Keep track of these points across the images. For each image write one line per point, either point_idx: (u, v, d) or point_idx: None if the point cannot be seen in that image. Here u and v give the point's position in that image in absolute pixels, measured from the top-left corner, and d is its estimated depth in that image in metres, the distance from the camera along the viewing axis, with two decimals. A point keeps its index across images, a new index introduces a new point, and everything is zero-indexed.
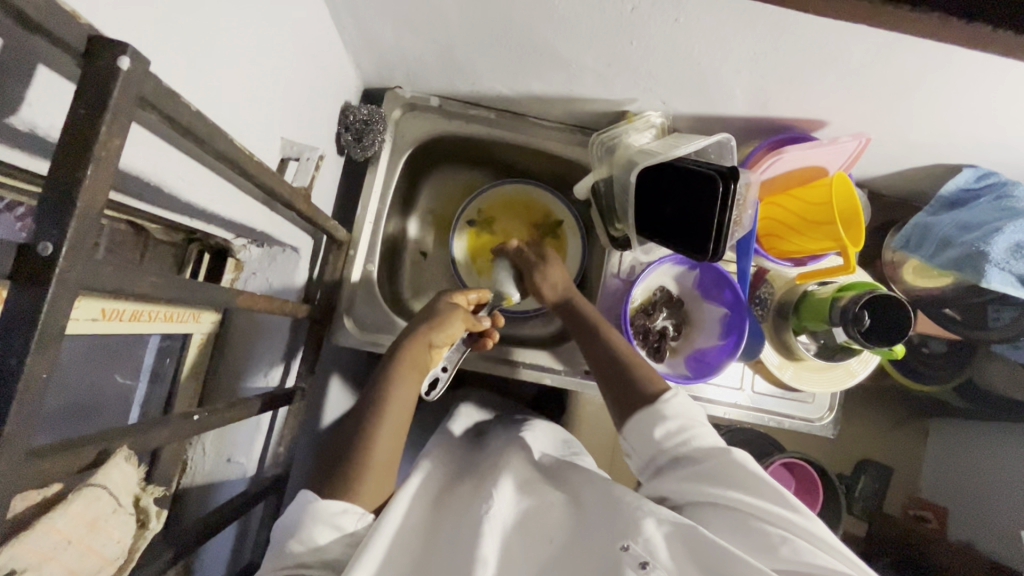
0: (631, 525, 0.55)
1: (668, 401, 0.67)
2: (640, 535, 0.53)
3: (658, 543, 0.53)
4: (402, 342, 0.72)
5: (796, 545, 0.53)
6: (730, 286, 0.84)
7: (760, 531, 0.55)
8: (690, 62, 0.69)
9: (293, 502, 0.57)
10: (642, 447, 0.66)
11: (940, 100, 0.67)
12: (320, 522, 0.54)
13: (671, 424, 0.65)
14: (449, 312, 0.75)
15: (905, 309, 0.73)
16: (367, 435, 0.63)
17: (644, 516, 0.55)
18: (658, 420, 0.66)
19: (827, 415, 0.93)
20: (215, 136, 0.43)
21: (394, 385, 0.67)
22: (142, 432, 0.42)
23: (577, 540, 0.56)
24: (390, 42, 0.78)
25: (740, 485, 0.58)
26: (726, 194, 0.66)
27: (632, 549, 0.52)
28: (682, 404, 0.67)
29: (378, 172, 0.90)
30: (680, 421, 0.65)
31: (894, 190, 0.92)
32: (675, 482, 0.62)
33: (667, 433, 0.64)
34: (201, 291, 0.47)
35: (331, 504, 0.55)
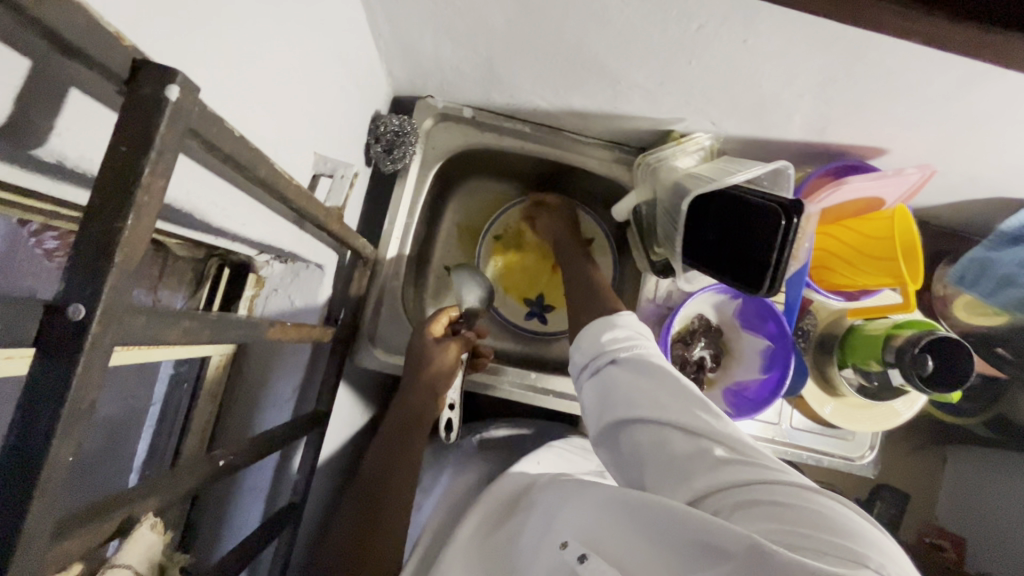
0: (573, 520, 0.51)
1: (619, 315, 0.63)
2: (580, 531, 0.48)
3: (598, 528, 0.48)
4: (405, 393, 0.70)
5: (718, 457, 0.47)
6: (776, 318, 0.80)
7: (695, 448, 0.48)
8: (751, 83, 0.65)
9: None
10: (584, 350, 0.62)
11: (1017, 134, 0.63)
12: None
13: (620, 333, 0.61)
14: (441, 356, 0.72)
15: (970, 354, 0.68)
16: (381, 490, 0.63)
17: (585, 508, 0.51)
18: (608, 328, 0.62)
19: (868, 453, 0.89)
20: (256, 162, 0.38)
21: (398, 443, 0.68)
22: (166, 487, 0.38)
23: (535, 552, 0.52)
24: (428, 50, 0.74)
25: (678, 406, 0.51)
26: (788, 228, 0.62)
27: (571, 546, 0.47)
28: (630, 322, 0.63)
29: (406, 185, 0.86)
30: (630, 332, 0.61)
31: (946, 220, 0.88)
32: (602, 400, 0.57)
33: (612, 340, 0.60)
34: (237, 330, 0.43)
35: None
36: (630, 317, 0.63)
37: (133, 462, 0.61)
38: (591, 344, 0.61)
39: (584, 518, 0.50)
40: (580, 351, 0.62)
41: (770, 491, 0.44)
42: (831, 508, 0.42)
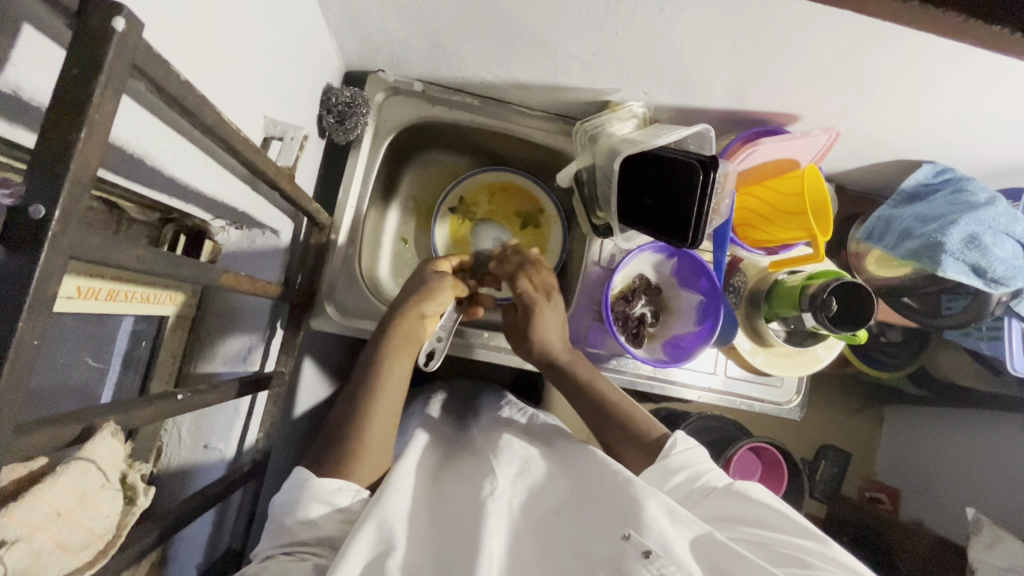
0: (640, 511, 0.54)
1: (671, 454, 0.66)
2: (647, 529, 0.52)
3: (672, 537, 0.52)
4: (396, 314, 0.73)
5: (811, 565, 0.52)
6: (706, 274, 0.86)
7: (788, 555, 0.54)
8: (673, 52, 0.71)
9: (290, 480, 0.58)
10: None
11: (903, 98, 0.71)
12: (318, 501, 0.55)
13: (680, 477, 0.64)
14: (438, 282, 0.77)
15: (871, 297, 0.77)
16: (369, 392, 0.66)
17: (651, 501, 0.55)
18: (666, 476, 0.64)
19: (794, 398, 0.97)
20: (203, 108, 0.42)
21: (388, 358, 0.70)
22: (127, 408, 0.41)
23: (586, 526, 0.55)
24: (375, 23, 0.77)
25: (772, 519, 0.57)
26: (706, 183, 0.69)
27: (635, 538, 0.51)
28: (686, 452, 0.66)
29: (360, 157, 0.90)
30: (688, 471, 0.64)
31: (858, 183, 0.97)
32: None
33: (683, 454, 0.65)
34: (191, 270, 0.46)
35: (324, 484, 0.56)
36: (688, 446, 0.66)
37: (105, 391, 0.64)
38: (659, 480, 0.65)
39: (653, 514, 0.53)
40: None
41: None
42: None
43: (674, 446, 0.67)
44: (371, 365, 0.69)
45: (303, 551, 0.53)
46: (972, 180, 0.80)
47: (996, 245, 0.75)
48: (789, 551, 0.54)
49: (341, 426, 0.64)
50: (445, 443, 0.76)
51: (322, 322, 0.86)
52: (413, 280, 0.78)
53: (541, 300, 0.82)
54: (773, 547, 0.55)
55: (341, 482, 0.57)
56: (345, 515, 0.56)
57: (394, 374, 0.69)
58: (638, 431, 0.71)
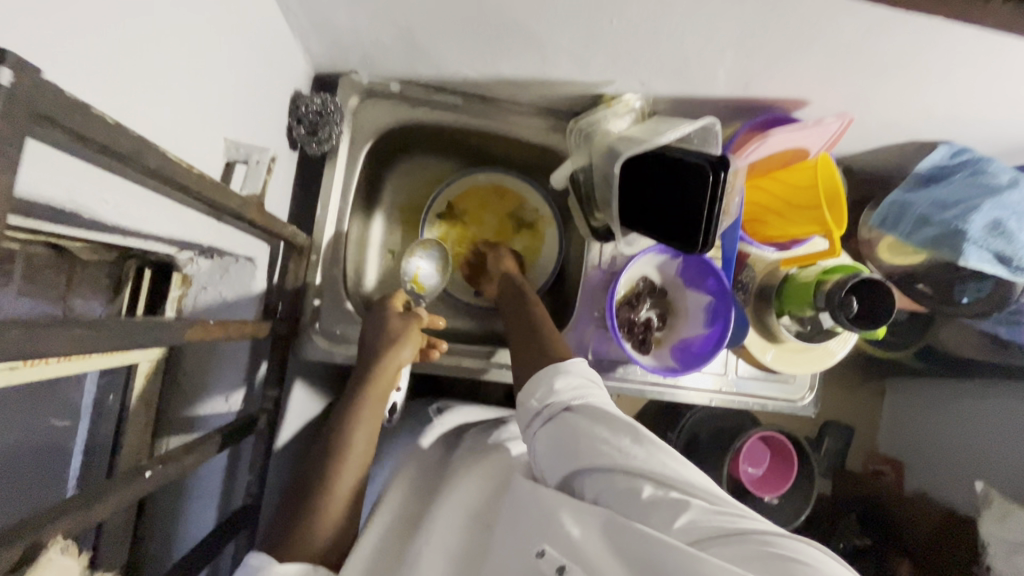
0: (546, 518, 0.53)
1: (565, 367, 0.64)
2: (554, 533, 0.51)
3: (582, 541, 0.50)
4: (366, 366, 0.67)
5: (688, 510, 0.50)
6: (715, 275, 0.82)
7: (665, 499, 0.51)
8: (673, 40, 0.65)
9: (241, 567, 0.51)
10: (529, 403, 0.63)
11: (923, 77, 0.66)
12: None
13: (568, 388, 0.62)
14: (404, 330, 0.71)
15: (891, 293, 0.73)
16: (341, 442, 0.61)
17: (563, 509, 0.53)
18: (553, 380, 0.63)
19: (807, 394, 0.94)
20: (141, 150, 0.35)
21: (357, 408, 0.64)
22: (80, 504, 0.36)
23: (501, 545, 0.54)
24: (342, 22, 0.70)
25: (645, 456, 0.54)
26: (717, 184, 0.64)
27: (549, 554, 0.50)
28: (581, 369, 0.64)
29: (336, 168, 0.83)
30: (577, 388, 0.62)
31: (867, 165, 0.92)
32: (561, 451, 0.58)
33: (564, 390, 0.62)
34: (146, 334, 0.41)
35: (282, 569, 0.50)
36: (582, 366, 0.65)
37: (66, 475, 0.59)
38: (542, 392, 0.63)
39: (562, 521, 0.52)
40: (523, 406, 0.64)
41: (749, 535, 0.47)
42: (795, 560, 0.44)
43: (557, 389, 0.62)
44: (341, 415, 0.63)
45: None
46: (992, 161, 0.76)
47: (1020, 231, 0.72)
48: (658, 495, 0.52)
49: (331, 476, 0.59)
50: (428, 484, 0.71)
51: (310, 350, 0.80)
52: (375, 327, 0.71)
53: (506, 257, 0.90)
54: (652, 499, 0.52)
55: (303, 569, 0.51)
56: None
57: (361, 425, 0.63)
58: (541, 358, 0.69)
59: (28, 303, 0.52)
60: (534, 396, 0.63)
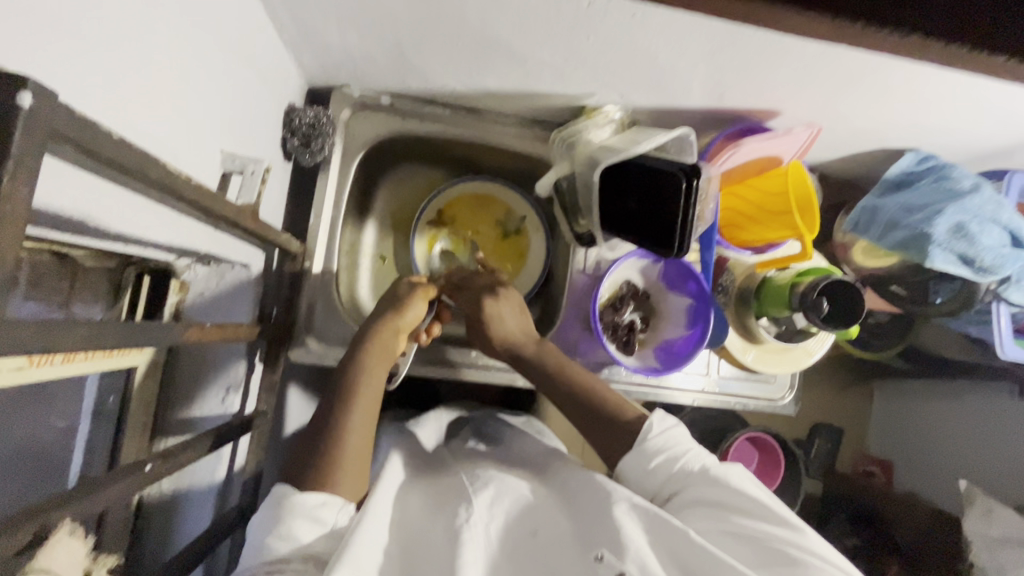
0: (615, 526, 0.53)
1: (648, 437, 0.65)
2: (627, 542, 0.52)
3: (646, 551, 0.52)
4: (371, 329, 0.71)
5: (795, 560, 0.52)
6: (695, 277, 0.85)
7: (767, 548, 0.53)
8: (648, 55, 0.69)
9: (268, 498, 0.56)
10: (641, 484, 0.65)
11: (884, 89, 0.69)
12: (301, 515, 0.53)
13: (659, 459, 0.64)
14: (410, 294, 0.75)
15: (860, 292, 0.76)
16: (336, 431, 0.62)
17: (623, 514, 0.55)
18: (646, 457, 0.64)
19: (788, 393, 0.97)
20: (144, 162, 0.38)
21: (365, 366, 0.68)
22: (85, 493, 0.38)
23: (564, 539, 0.55)
24: (334, 38, 0.73)
25: (749, 507, 0.57)
26: (690, 190, 0.67)
27: (608, 560, 0.51)
28: (663, 435, 0.65)
29: (329, 178, 0.86)
30: (666, 453, 0.64)
31: (840, 172, 0.96)
32: (682, 512, 0.60)
33: (655, 451, 0.64)
34: (148, 334, 0.43)
35: (306, 498, 0.55)
36: (665, 427, 0.66)
37: (70, 472, 0.61)
38: (643, 469, 0.64)
39: (627, 532, 0.53)
40: (638, 490, 0.65)
41: None
42: None
43: (651, 430, 0.65)
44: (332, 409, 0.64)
45: (287, 568, 0.50)
46: (956, 166, 0.79)
47: (982, 234, 0.76)
48: (768, 544, 0.53)
49: None
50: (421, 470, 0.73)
51: (303, 353, 0.83)
52: (387, 295, 0.75)
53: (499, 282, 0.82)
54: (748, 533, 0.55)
55: (332, 499, 0.56)
56: (330, 530, 0.54)
57: (358, 415, 0.64)
58: (609, 420, 0.69)
59: (35, 307, 0.55)
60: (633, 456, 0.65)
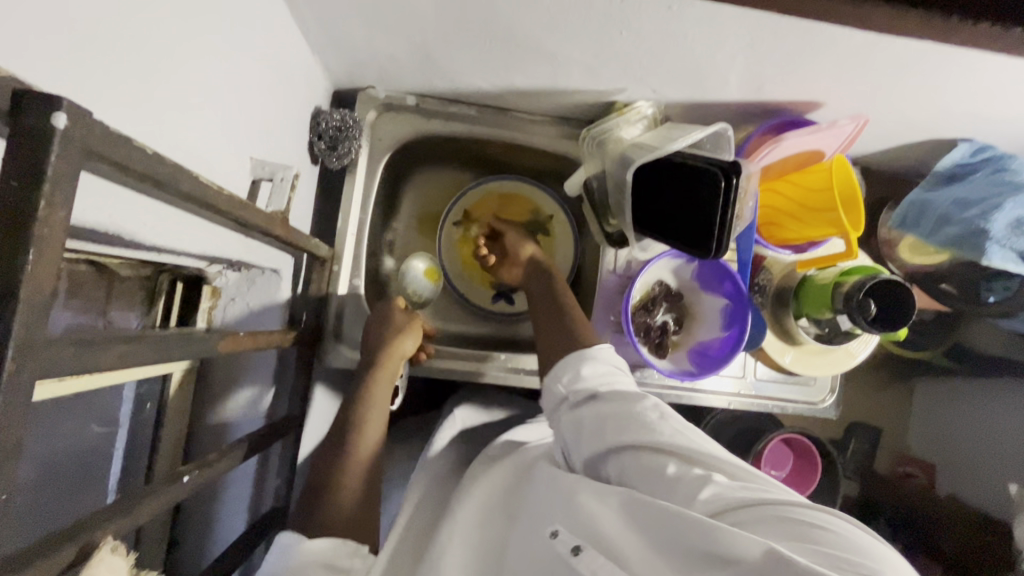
0: (569, 510, 0.51)
1: (597, 351, 0.68)
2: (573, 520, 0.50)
3: (601, 519, 0.48)
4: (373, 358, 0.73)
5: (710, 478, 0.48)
6: (732, 278, 0.82)
7: (688, 472, 0.49)
8: (684, 48, 0.66)
9: (276, 543, 0.54)
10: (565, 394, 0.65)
11: (940, 77, 0.65)
12: (309, 561, 0.51)
13: (594, 372, 0.65)
14: (408, 323, 0.76)
15: (909, 292, 0.72)
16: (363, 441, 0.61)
17: (582, 495, 0.52)
18: (582, 364, 0.66)
19: (828, 396, 0.93)
20: (176, 176, 0.38)
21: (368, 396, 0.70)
22: (124, 509, 0.38)
23: (526, 530, 0.53)
24: (359, 40, 0.72)
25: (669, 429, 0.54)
26: (729, 189, 0.64)
27: (562, 536, 0.48)
28: (608, 358, 0.67)
29: (356, 181, 0.85)
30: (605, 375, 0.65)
31: (887, 165, 0.91)
32: (596, 420, 0.59)
33: (592, 377, 0.64)
34: (184, 348, 0.43)
35: (320, 547, 0.53)
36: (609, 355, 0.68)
37: (111, 477, 0.62)
38: (570, 377, 0.66)
39: (586, 508, 0.50)
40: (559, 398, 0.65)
41: (779, 506, 0.44)
42: (824, 530, 0.41)
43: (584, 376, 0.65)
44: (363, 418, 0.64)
45: None
46: (1016, 158, 0.74)
47: None
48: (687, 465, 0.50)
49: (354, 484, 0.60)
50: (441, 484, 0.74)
51: (333, 358, 0.82)
52: (377, 319, 0.77)
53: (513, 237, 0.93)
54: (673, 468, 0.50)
55: (350, 546, 0.54)
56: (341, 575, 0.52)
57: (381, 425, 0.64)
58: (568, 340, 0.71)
59: (70, 317, 0.55)
60: (561, 377, 0.66)
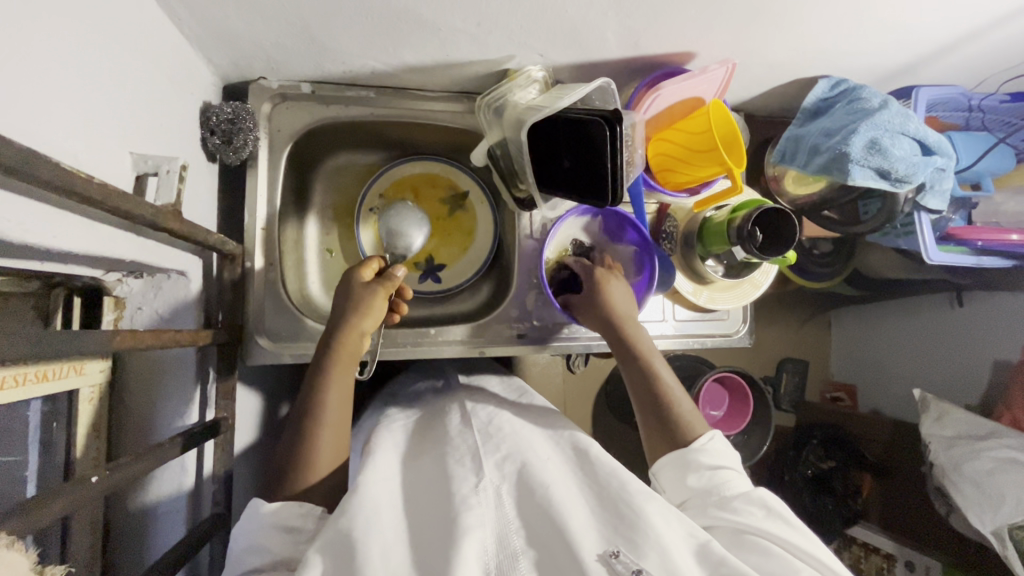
0: (641, 519, 0.52)
1: (701, 451, 0.65)
2: (650, 531, 0.51)
3: (669, 541, 0.51)
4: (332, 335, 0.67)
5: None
6: (633, 225, 0.88)
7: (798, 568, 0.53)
8: (558, 9, 0.69)
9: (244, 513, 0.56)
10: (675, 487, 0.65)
11: (788, 18, 0.72)
12: (265, 525, 0.54)
13: (699, 472, 0.63)
14: (370, 294, 0.69)
15: (790, 218, 0.80)
16: (312, 406, 0.63)
17: (652, 509, 0.54)
18: (687, 470, 0.64)
19: (742, 327, 1.00)
20: (30, 163, 0.36)
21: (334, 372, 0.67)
22: (27, 508, 0.37)
23: (581, 508, 0.55)
24: (239, 29, 0.70)
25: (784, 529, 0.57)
26: (613, 137, 0.68)
27: (622, 557, 0.50)
28: (714, 452, 0.65)
29: (258, 174, 0.84)
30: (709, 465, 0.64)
31: (763, 108, 0.99)
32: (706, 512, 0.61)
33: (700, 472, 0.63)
34: (71, 343, 0.42)
35: (276, 505, 0.55)
36: (717, 447, 0.66)
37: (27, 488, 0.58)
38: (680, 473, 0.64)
39: (652, 523, 0.52)
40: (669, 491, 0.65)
41: None
42: None
43: (702, 446, 0.65)
44: (312, 386, 0.65)
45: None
46: (864, 86, 0.83)
47: (894, 146, 0.80)
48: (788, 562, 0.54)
49: (290, 466, 0.60)
50: (419, 424, 0.74)
51: (258, 355, 0.81)
52: (341, 294, 0.70)
53: (609, 274, 0.83)
54: (779, 554, 0.54)
55: (303, 507, 0.55)
56: (298, 534, 0.53)
57: (335, 392, 0.64)
58: (673, 422, 0.69)
59: None
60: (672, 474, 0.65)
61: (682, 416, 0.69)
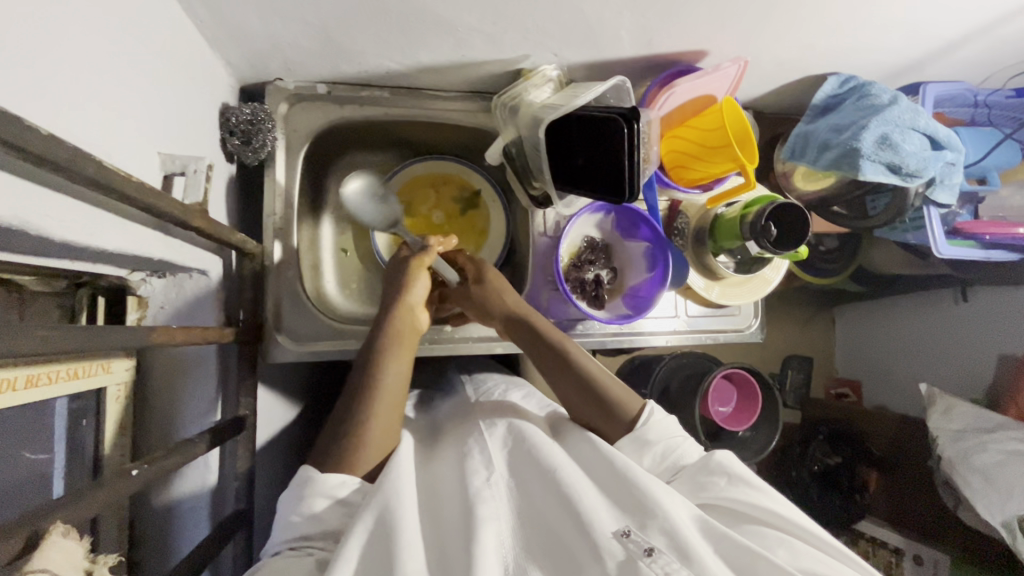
0: (651, 500, 0.52)
1: (648, 425, 0.65)
2: (659, 509, 0.51)
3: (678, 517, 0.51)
4: (385, 311, 0.73)
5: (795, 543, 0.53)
6: (646, 222, 0.89)
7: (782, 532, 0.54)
8: (575, 9, 0.70)
9: (294, 477, 0.57)
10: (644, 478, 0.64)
11: (801, 16, 0.73)
12: (320, 495, 0.54)
13: (656, 448, 0.64)
14: (411, 271, 0.76)
15: (805, 212, 0.81)
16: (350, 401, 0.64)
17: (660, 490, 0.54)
18: (644, 448, 0.64)
19: (753, 321, 1.01)
20: (75, 160, 0.37)
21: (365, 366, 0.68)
22: (73, 499, 0.38)
23: (590, 490, 0.55)
24: (258, 31, 0.71)
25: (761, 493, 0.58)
26: (631, 133, 0.70)
27: (633, 535, 0.50)
28: (663, 424, 0.66)
29: (276, 175, 0.84)
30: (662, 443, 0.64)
31: (772, 106, 1.00)
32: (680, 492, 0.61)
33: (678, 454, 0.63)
34: (109, 337, 0.42)
35: (331, 478, 0.55)
36: (665, 417, 0.67)
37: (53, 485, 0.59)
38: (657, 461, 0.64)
39: (660, 502, 0.52)
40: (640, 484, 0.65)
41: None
42: None
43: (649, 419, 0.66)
44: (366, 370, 0.68)
45: (310, 546, 0.52)
46: (873, 83, 0.84)
47: (904, 141, 0.81)
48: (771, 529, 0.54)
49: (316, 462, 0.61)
50: (436, 425, 0.74)
51: (278, 353, 0.82)
52: (386, 279, 0.77)
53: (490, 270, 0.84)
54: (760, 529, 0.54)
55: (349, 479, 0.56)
56: (348, 509, 0.54)
57: (391, 371, 0.67)
58: (609, 403, 0.68)
59: None
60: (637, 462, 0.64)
61: (617, 397, 0.69)
